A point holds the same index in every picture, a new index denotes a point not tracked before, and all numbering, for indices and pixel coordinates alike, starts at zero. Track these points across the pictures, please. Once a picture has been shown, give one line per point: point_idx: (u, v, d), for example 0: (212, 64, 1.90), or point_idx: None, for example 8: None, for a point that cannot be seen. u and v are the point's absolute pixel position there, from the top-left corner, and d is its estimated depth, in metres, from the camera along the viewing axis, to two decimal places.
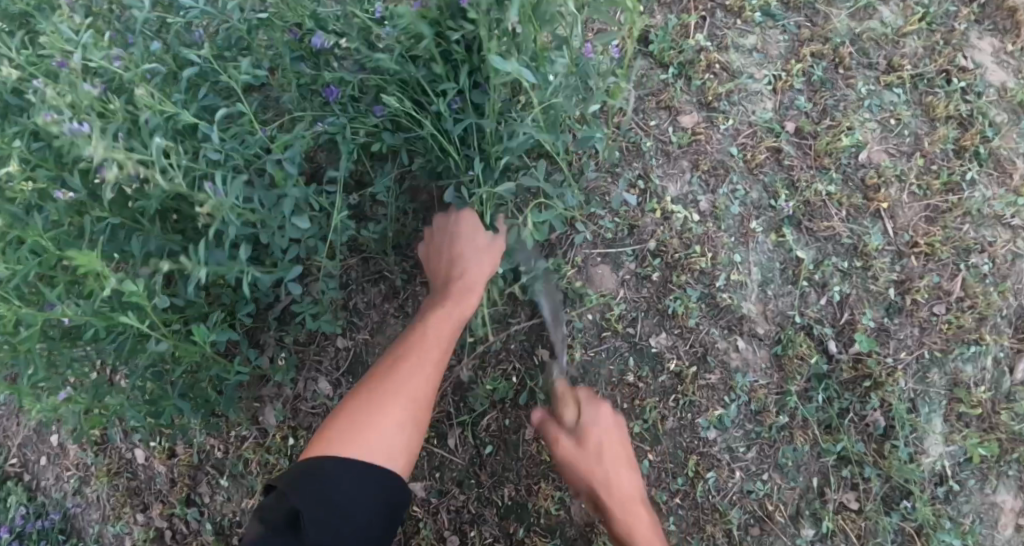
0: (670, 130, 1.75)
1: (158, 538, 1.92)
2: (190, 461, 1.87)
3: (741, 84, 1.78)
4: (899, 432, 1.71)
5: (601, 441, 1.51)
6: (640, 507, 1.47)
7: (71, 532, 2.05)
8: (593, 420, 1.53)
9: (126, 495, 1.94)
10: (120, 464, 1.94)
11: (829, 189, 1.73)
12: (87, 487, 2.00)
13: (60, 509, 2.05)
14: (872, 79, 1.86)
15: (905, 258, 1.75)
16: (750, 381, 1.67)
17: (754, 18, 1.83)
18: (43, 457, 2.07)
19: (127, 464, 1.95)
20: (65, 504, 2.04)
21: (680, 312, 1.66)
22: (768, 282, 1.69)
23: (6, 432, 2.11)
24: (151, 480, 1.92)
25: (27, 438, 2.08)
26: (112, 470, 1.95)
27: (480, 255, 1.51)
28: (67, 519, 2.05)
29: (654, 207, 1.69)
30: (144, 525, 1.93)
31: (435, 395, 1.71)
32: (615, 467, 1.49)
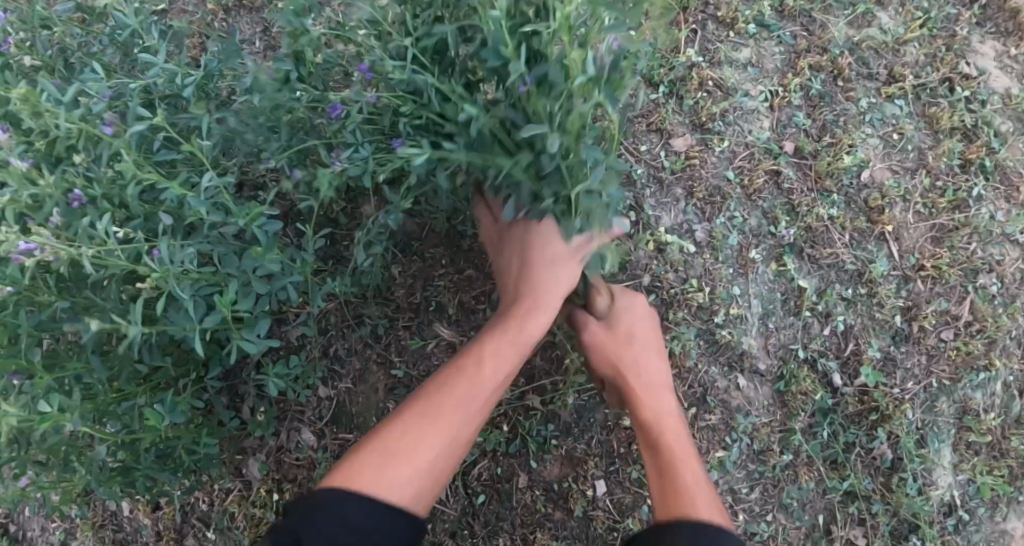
0: (661, 155, 1.64)
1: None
2: (174, 516, 1.72)
3: (736, 102, 1.68)
4: (907, 465, 1.64)
5: (633, 327, 1.41)
6: (668, 393, 1.37)
7: None
8: (627, 307, 1.43)
9: None
10: (104, 517, 1.78)
11: (832, 213, 1.64)
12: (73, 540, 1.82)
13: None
14: (873, 90, 1.76)
15: (911, 282, 1.67)
16: (752, 421, 1.59)
17: (747, 30, 1.74)
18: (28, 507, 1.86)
19: (111, 514, 1.78)
20: None
21: (678, 352, 1.57)
22: (769, 314, 1.61)
23: None
24: (137, 533, 1.77)
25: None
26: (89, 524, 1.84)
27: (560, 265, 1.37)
28: None
29: (647, 239, 1.59)
30: None
31: None
32: (644, 351, 1.39)
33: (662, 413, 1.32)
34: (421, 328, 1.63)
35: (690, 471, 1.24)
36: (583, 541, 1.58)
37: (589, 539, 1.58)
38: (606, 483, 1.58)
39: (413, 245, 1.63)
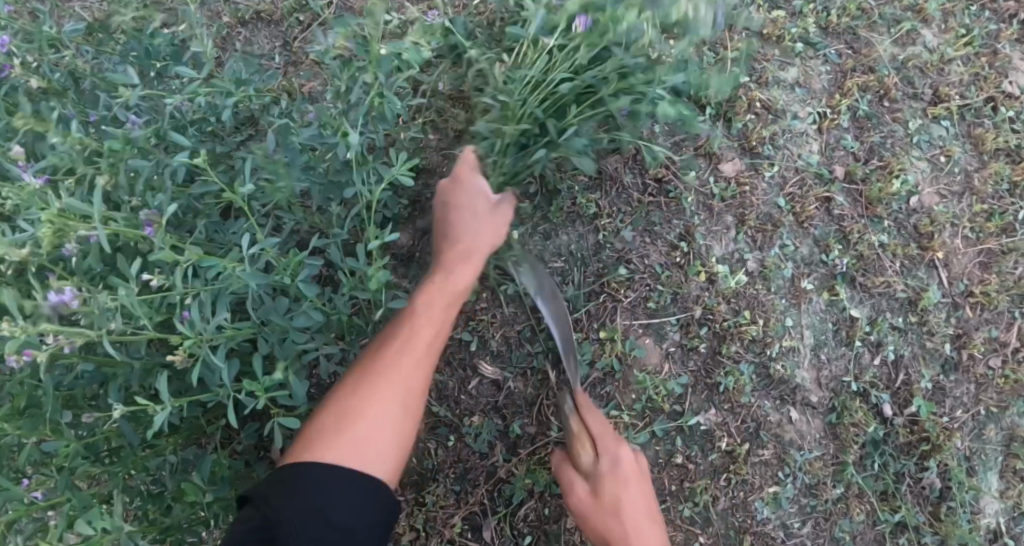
0: (711, 181, 1.58)
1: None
2: None
3: (786, 125, 1.63)
4: (955, 494, 1.62)
5: (620, 492, 1.29)
6: (654, 530, 1.28)
7: None
8: (613, 464, 1.32)
9: None
10: None
11: (883, 240, 1.60)
12: None
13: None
14: (919, 111, 1.72)
15: (961, 309, 1.64)
16: (807, 456, 1.56)
17: (794, 48, 1.68)
18: None
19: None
20: None
21: (732, 388, 1.53)
22: (822, 345, 1.57)
23: None
24: None
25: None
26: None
27: (479, 222, 1.34)
28: None
29: (698, 269, 1.54)
30: None
31: (467, 487, 1.53)
32: (635, 504, 1.28)
33: None
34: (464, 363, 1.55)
35: (613, 489, 1.29)
36: None
37: None
38: None
39: None
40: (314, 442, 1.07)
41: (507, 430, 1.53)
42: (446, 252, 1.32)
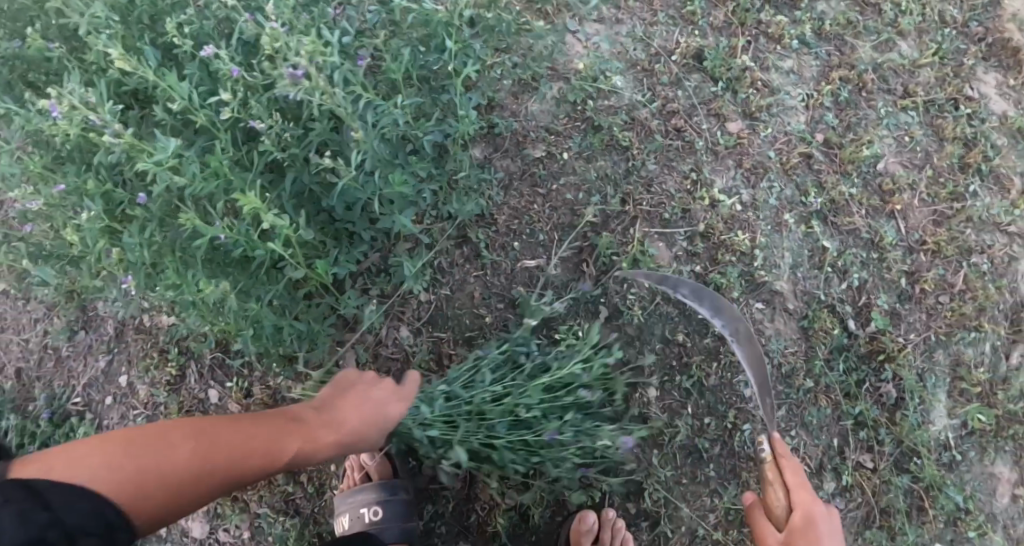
0: (718, 134, 2.04)
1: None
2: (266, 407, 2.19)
3: (780, 99, 2.08)
4: (908, 403, 1.95)
5: (810, 512, 1.53)
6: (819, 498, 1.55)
7: None
8: (797, 498, 1.56)
9: None
10: (191, 403, 2.22)
11: (852, 192, 2.02)
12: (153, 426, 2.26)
13: None
14: (890, 102, 2.13)
15: (915, 253, 2.02)
16: (782, 347, 1.94)
17: (792, 45, 2.14)
18: (109, 397, 2.31)
19: (198, 403, 2.23)
20: None
21: (723, 286, 1.94)
22: (798, 265, 1.98)
23: (71, 373, 2.35)
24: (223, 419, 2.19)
25: (95, 378, 2.33)
26: (185, 409, 2.22)
27: (381, 410, 1.50)
28: None
29: (704, 195, 1.98)
30: None
31: (507, 346, 1.93)
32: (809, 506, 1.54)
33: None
34: (514, 246, 1.97)
35: (800, 511, 1.53)
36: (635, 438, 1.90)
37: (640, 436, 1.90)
38: (657, 388, 1.92)
39: (509, 181, 2.01)
40: (73, 459, 1.12)
41: (543, 301, 1.94)
42: (334, 410, 1.44)
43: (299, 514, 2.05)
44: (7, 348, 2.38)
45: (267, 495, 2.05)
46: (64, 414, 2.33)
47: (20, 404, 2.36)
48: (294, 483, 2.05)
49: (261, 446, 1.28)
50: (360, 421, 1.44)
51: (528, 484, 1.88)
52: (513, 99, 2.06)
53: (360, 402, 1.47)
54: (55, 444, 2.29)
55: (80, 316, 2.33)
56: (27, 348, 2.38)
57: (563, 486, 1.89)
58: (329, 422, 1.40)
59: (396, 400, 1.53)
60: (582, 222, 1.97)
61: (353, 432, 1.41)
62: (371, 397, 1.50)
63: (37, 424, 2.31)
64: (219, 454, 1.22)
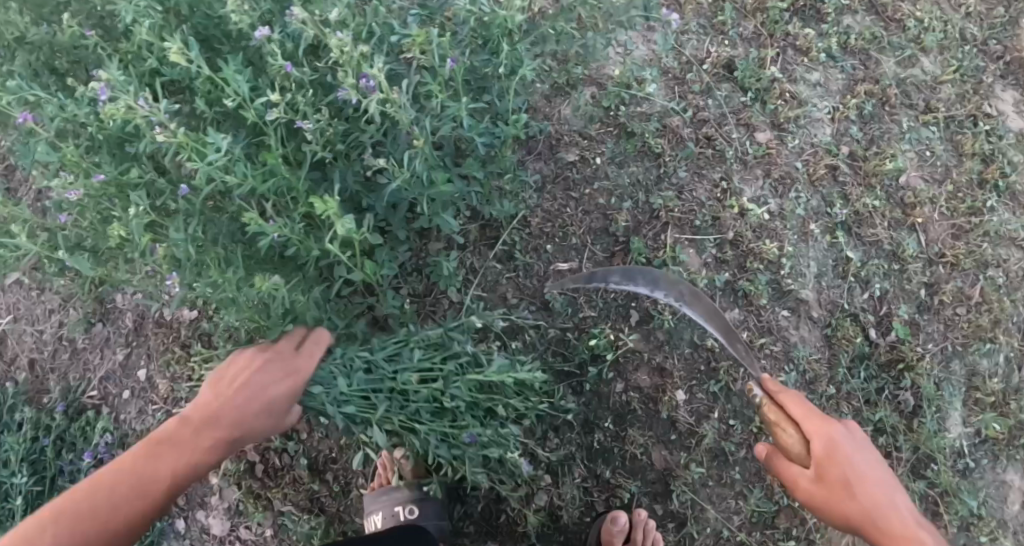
0: (747, 143, 2.08)
1: (246, 471, 2.07)
2: None
3: (808, 111, 2.12)
4: (926, 411, 2.00)
5: (831, 442, 1.52)
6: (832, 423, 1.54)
7: None
8: (812, 432, 1.54)
9: None
10: None
11: (876, 204, 2.07)
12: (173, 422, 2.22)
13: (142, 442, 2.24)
14: (912, 117, 2.18)
15: (935, 266, 2.08)
16: (808, 354, 1.99)
17: (819, 58, 2.18)
18: (127, 391, 2.26)
19: None
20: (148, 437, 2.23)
21: (751, 293, 1.98)
22: (823, 274, 2.03)
23: (87, 366, 2.31)
24: None
25: (112, 371, 2.28)
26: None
27: (256, 396, 1.58)
28: None
29: (733, 203, 2.02)
30: (235, 460, 2.07)
31: (538, 348, 1.95)
32: (828, 435, 1.52)
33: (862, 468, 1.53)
34: (546, 249, 2.00)
35: (824, 442, 1.52)
36: (663, 441, 1.92)
37: (668, 439, 1.92)
38: (686, 392, 1.94)
39: (543, 185, 2.03)
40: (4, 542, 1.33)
41: (574, 304, 1.96)
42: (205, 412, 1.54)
43: (324, 512, 2.05)
44: (21, 339, 2.34)
45: (293, 492, 2.06)
46: (79, 408, 2.28)
47: (34, 396, 2.31)
48: (320, 481, 2.05)
49: (143, 477, 1.42)
50: (240, 410, 1.55)
51: (557, 485, 1.91)
52: (547, 102, 2.08)
53: (234, 394, 1.57)
54: (71, 437, 2.24)
55: (97, 308, 2.29)
56: (42, 339, 2.34)
57: (593, 487, 1.91)
58: (210, 424, 1.53)
59: (271, 373, 1.61)
60: (614, 226, 2.00)
61: (233, 426, 1.53)
62: (246, 386, 1.59)
63: (52, 417, 2.25)
64: (105, 500, 1.37)
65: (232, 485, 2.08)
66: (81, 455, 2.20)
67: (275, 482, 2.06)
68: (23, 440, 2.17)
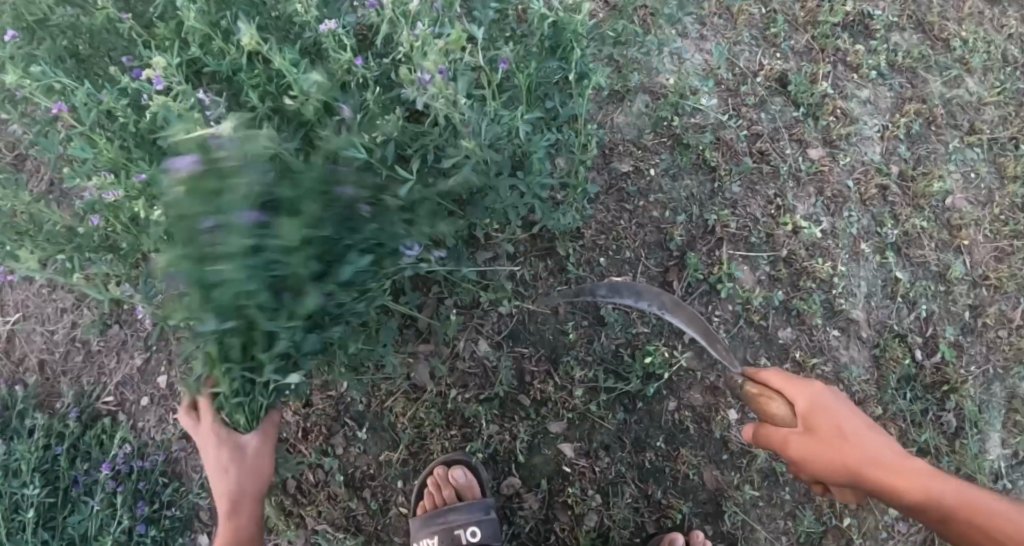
0: (800, 160, 2.06)
1: (278, 487, 1.97)
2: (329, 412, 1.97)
3: (858, 129, 2.10)
4: (968, 433, 2.02)
5: (818, 404, 1.42)
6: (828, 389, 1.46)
7: (172, 477, 2.14)
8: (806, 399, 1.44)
9: None
10: None
11: (924, 224, 2.07)
12: None
13: (163, 452, 2.15)
14: (957, 137, 2.18)
15: (979, 288, 2.09)
16: (857, 375, 1.98)
17: (869, 75, 2.16)
18: (145, 398, 2.19)
19: None
20: (170, 447, 2.15)
21: (805, 311, 1.96)
22: (872, 294, 2.02)
23: (101, 370, 2.22)
24: None
25: (129, 376, 2.20)
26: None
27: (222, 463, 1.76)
28: (169, 462, 2.15)
29: (788, 221, 1.99)
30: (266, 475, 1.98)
31: (591, 364, 1.90)
32: (818, 395, 1.43)
33: (857, 428, 1.41)
34: (600, 263, 1.95)
35: (805, 400, 1.43)
36: (714, 461, 1.90)
37: (719, 459, 1.90)
38: (739, 411, 1.91)
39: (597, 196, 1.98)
40: None
41: (629, 320, 1.91)
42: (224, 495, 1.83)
43: (361, 531, 1.97)
44: (32, 339, 2.24)
45: (328, 509, 1.96)
46: (93, 414, 2.19)
47: (45, 400, 2.20)
48: (358, 497, 1.97)
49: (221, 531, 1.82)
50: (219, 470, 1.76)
51: (608, 505, 1.87)
52: (599, 110, 2.02)
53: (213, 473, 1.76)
54: (86, 445, 2.14)
55: (115, 309, 2.20)
56: (54, 340, 2.23)
57: (644, 508, 1.88)
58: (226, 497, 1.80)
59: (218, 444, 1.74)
60: (671, 240, 1.96)
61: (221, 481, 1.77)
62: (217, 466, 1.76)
63: (64, 423, 2.15)
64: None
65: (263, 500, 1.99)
66: (98, 466, 2.10)
67: (309, 499, 1.97)
68: (35, 448, 2.04)
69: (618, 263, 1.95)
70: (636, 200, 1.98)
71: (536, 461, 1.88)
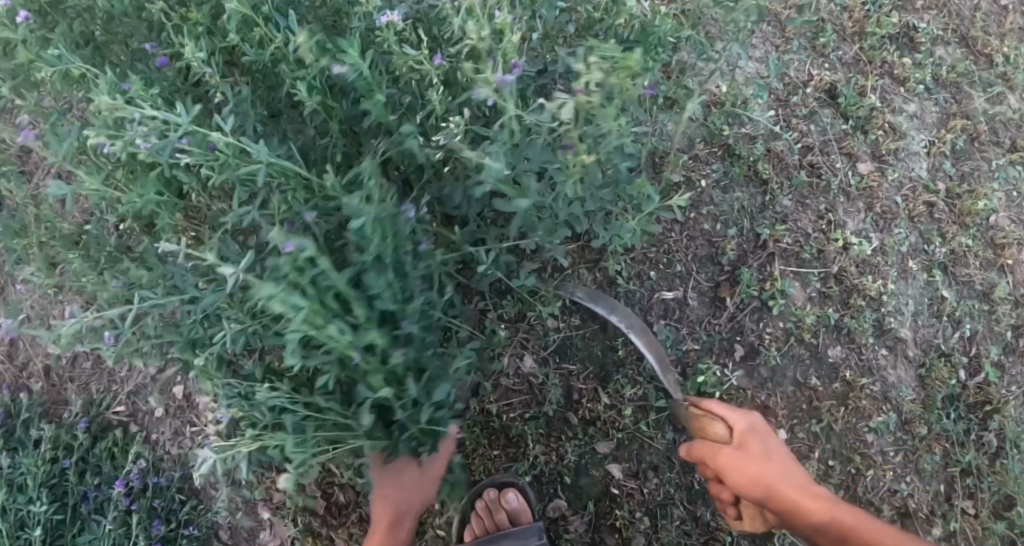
0: (850, 175, 2.02)
1: (307, 507, 1.97)
2: None
3: (906, 144, 2.07)
4: (1009, 453, 1.99)
5: (758, 438, 1.63)
6: (768, 435, 1.66)
7: (189, 493, 2.03)
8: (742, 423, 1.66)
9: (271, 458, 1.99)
10: None
11: (971, 242, 2.04)
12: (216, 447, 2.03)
13: (181, 467, 2.05)
14: (1000, 155, 2.15)
15: (1021, 307, 2.07)
16: (905, 395, 1.95)
17: (916, 89, 2.12)
18: (160, 409, 2.08)
19: None
20: (188, 462, 2.04)
21: (856, 330, 1.93)
22: (919, 313, 1.99)
23: (112, 378, 2.12)
24: None
25: (143, 385, 2.10)
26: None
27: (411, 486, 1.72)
28: (186, 478, 2.04)
29: (839, 237, 1.95)
30: (292, 494, 1.98)
31: (641, 381, 1.83)
32: (754, 426, 1.66)
33: (777, 455, 1.61)
34: (650, 277, 1.89)
35: (746, 426, 1.65)
36: None
37: None
38: (789, 431, 1.90)
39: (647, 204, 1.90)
40: None
41: (680, 337, 1.88)
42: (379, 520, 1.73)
43: None
44: (38, 343, 2.13)
45: (359, 531, 1.96)
46: (104, 425, 2.09)
47: (51, 409, 2.11)
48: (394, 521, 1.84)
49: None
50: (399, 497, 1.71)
51: (656, 528, 1.82)
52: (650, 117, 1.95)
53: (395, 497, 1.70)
54: (96, 459, 2.01)
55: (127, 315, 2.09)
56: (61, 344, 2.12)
57: (692, 531, 1.83)
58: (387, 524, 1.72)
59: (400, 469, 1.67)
60: (724, 255, 1.91)
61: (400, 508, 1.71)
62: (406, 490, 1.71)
63: (73, 434, 2.03)
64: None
65: (288, 521, 1.97)
66: (110, 481, 1.98)
67: (339, 518, 1.97)
68: (42, 462, 1.92)
69: (668, 277, 1.90)
70: (688, 211, 1.91)
71: (584, 482, 1.83)
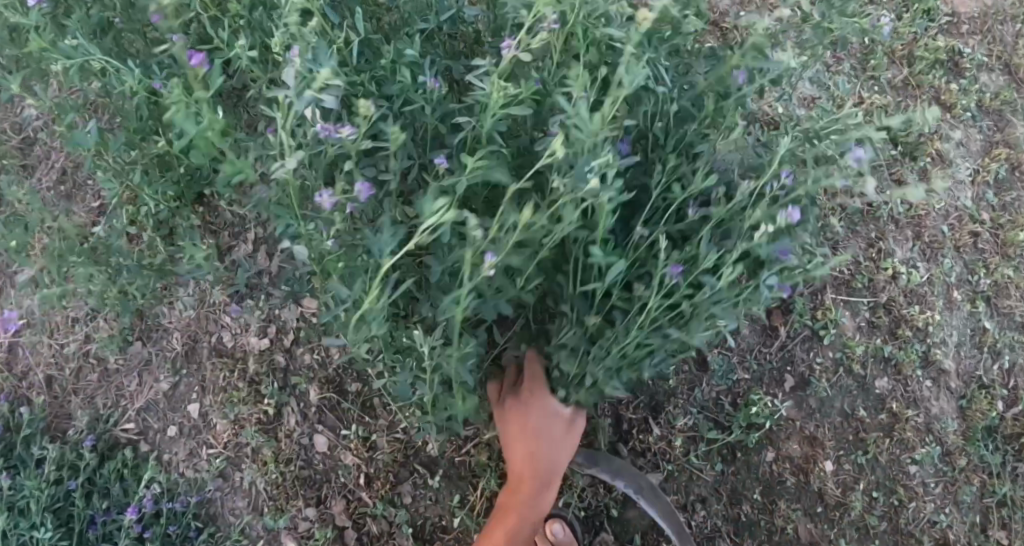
0: (898, 203, 2.00)
1: (337, 538, 1.88)
2: (396, 458, 1.89)
3: (952, 172, 2.05)
4: None
5: None
6: None
7: (206, 520, 1.89)
8: None
9: (296, 485, 1.89)
10: (293, 451, 1.89)
11: (1012, 274, 2.03)
12: (236, 471, 1.90)
13: (196, 492, 1.90)
14: None
15: None
16: (947, 426, 1.93)
17: (962, 116, 2.10)
18: (173, 427, 1.93)
19: (300, 451, 1.90)
20: (205, 486, 1.90)
21: (903, 361, 1.91)
22: (962, 343, 1.98)
23: (120, 392, 1.96)
24: (333, 472, 1.90)
25: (154, 401, 1.95)
26: (282, 458, 1.89)
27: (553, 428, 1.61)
28: (203, 505, 1.89)
29: (887, 267, 1.94)
30: (320, 524, 1.88)
31: (690, 412, 1.82)
32: None
33: None
34: None
35: None
36: (810, 513, 1.86)
37: (815, 511, 1.86)
38: (835, 462, 1.87)
39: None
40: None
41: (730, 366, 1.85)
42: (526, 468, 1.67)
43: None
44: (38, 350, 1.96)
45: None
46: (111, 443, 1.93)
47: (53, 424, 1.93)
48: None
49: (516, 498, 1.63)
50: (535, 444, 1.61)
51: None
52: None
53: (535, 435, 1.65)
54: (103, 480, 1.86)
55: (139, 325, 1.95)
56: (64, 354, 1.96)
57: None
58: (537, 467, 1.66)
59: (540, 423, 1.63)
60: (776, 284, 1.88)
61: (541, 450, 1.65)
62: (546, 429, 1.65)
63: (78, 454, 1.86)
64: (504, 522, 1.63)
65: None
66: (120, 505, 1.83)
67: None
68: (46, 484, 1.76)
69: None
70: None
71: (631, 516, 1.79)
